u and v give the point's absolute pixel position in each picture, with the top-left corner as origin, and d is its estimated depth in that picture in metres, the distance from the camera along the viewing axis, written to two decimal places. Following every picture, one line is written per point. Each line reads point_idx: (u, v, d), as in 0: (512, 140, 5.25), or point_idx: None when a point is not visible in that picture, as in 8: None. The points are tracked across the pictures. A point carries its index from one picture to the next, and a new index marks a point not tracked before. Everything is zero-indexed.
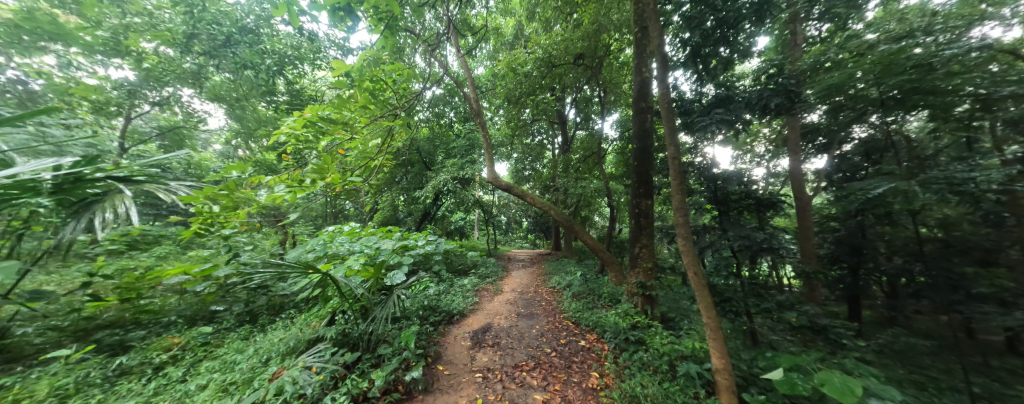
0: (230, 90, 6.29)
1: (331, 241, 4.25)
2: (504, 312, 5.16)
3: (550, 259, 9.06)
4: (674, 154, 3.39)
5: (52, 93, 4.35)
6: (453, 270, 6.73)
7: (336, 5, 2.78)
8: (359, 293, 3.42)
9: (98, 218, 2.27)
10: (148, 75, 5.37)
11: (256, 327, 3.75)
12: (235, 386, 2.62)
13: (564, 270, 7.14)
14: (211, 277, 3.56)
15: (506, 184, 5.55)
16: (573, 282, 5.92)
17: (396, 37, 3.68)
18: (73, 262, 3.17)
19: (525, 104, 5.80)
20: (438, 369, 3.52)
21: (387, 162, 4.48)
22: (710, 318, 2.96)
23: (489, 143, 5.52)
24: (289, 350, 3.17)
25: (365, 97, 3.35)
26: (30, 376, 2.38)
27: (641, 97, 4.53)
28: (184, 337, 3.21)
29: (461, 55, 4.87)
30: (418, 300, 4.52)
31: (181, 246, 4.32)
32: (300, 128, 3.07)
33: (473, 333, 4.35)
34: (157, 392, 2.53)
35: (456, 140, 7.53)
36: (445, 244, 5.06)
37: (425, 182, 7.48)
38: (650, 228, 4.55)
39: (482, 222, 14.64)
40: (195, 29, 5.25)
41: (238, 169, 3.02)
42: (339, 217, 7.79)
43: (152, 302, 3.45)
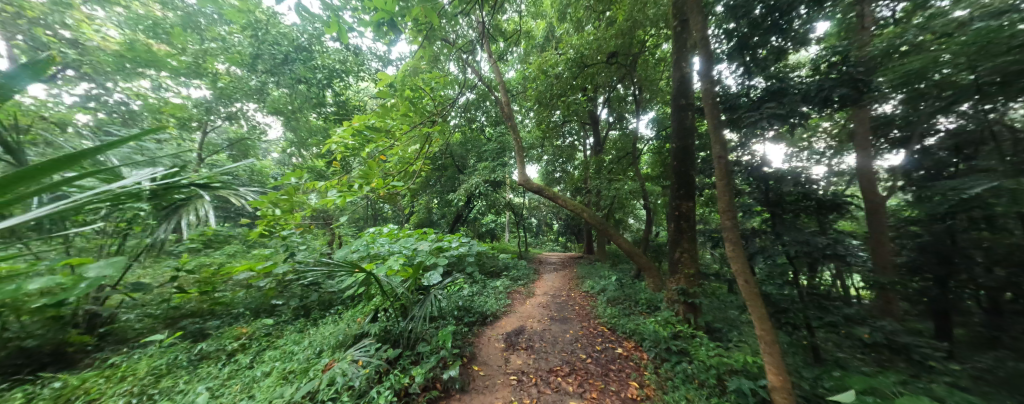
0: (288, 103, 6.65)
1: (373, 242, 4.51)
2: (537, 315, 5.12)
3: (582, 263, 8.85)
4: (720, 152, 3.21)
5: (147, 112, 5.05)
6: (485, 271, 6.82)
7: (380, 21, 3.09)
8: (399, 292, 3.57)
9: (184, 220, 2.80)
10: (222, 93, 6.11)
11: (309, 320, 4.03)
12: (294, 375, 2.88)
13: (597, 274, 6.95)
14: (272, 274, 3.93)
15: (537, 186, 5.50)
16: (608, 287, 5.72)
17: (433, 46, 3.88)
18: (164, 258, 3.65)
19: (556, 106, 5.69)
20: (474, 370, 3.58)
21: (424, 166, 4.68)
22: (764, 330, 2.74)
23: (520, 146, 5.51)
24: (338, 344, 3.39)
25: (405, 105, 3.69)
26: (133, 356, 2.78)
27: (680, 92, 4.31)
28: (251, 328, 3.56)
29: (492, 59, 4.90)
30: (453, 301, 4.62)
31: (246, 246, 4.79)
32: (349, 137, 3.42)
33: (506, 336, 4.37)
34: (231, 376, 2.84)
35: (487, 144, 7.59)
36: (477, 246, 5.13)
37: (458, 186, 7.60)
38: (693, 232, 4.29)
39: (512, 225, 14.63)
40: (259, 50, 5.97)
41: (295, 176, 3.33)
42: (379, 219, 8.17)
43: (225, 294, 3.85)
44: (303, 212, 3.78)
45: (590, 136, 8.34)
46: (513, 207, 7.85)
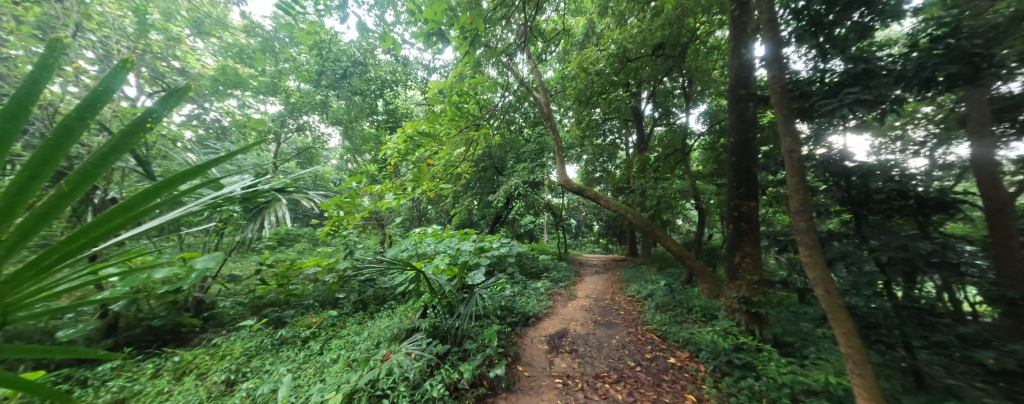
0: (344, 114, 7.28)
1: (421, 242, 4.77)
2: (580, 318, 5.03)
3: (625, 265, 8.49)
4: (791, 146, 2.88)
5: (235, 127, 5.90)
6: (525, 272, 6.84)
7: (429, 31, 3.43)
8: (446, 290, 3.70)
9: (267, 220, 3.27)
10: (292, 107, 6.91)
11: (367, 313, 4.34)
12: (358, 362, 3.16)
13: (642, 278, 6.61)
14: (334, 269, 4.32)
15: (577, 186, 5.36)
16: (655, 292, 5.42)
17: (476, 51, 3.98)
18: (250, 254, 4.20)
19: (597, 104, 5.50)
20: (518, 370, 3.61)
21: (467, 168, 4.83)
22: (851, 348, 2.43)
23: (560, 146, 5.42)
24: (393, 337, 3.62)
25: (452, 111, 3.85)
26: (230, 338, 3.29)
27: (739, 82, 3.98)
28: (319, 318, 3.93)
29: (531, 60, 4.88)
30: (496, 300, 4.70)
31: (313, 243, 5.32)
32: (402, 143, 3.72)
33: (549, 337, 4.33)
34: (305, 360, 3.20)
35: (526, 144, 7.59)
36: (518, 247, 5.17)
37: (497, 187, 7.68)
38: (756, 234, 3.92)
39: (550, 225, 14.49)
40: (324, 67, 6.53)
41: (355, 180, 3.68)
42: (423, 219, 8.58)
43: (297, 287, 4.30)
44: (361, 213, 4.13)
45: (633, 133, 7.99)
46: (552, 208, 7.79)
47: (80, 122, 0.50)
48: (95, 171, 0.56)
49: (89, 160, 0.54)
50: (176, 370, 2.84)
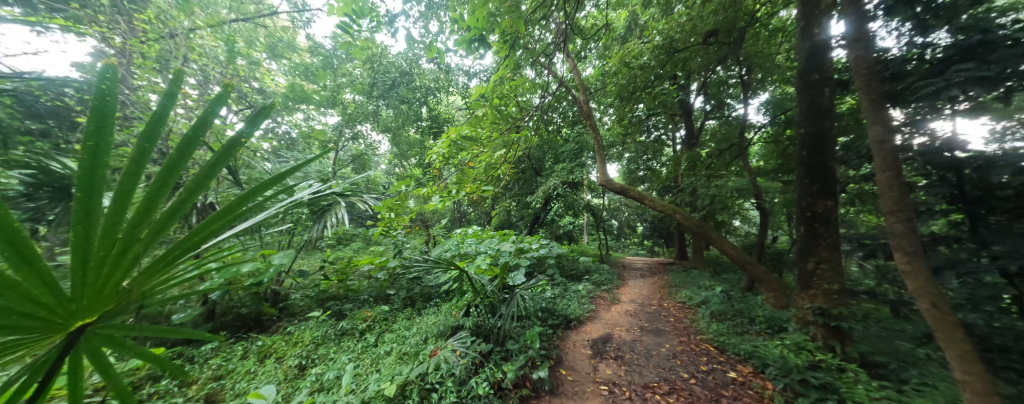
0: (393, 122, 7.81)
1: (463, 242, 4.94)
2: (626, 323, 4.83)
3: (672, 270, 7.97)
4: (880, 135, 2.47)
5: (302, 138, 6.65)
6: (565, 274, 6.74)
7: (471, 38, 3.54)
8: (488, 290, 3.75)
9: (331, 221, 3.66)
10: (349, 117, 7.58)
11: (416, 309, 4.58)
12: (409, 355, 3.36)
13: (693, 284, 6.16)
14: (386, 267, 4.62)
15: (620, 186, 5.13)
16: (709, 299, 5.02)
17: (516, 53, 4.01)
18: (315, 252, 4.67)
19: (640, 99, 5.25)
20: (561, 373, 3.55)
21: (507, 170, 4.89)
22: (970, 375, 2.06)
23: (600, 145, 5.23)
24: (439, 333, 3.78)
25: (493, 114, 3.92)
26: (301, 327, 3.69)
27: (812, 66, 3.59)
28: (373, 312, 4.23)
29: (570, 59, 4.80)
30: (537, 301, 4.68)
31: (367, 242, 5.76)
32: (447, 147, 3.88)
33: (592, 342, 4.21)
34: (363, 350, 3.48)
35: (564, 144, 7.49)
36: (558, 248, 5.11)
37: (536, 188, 7.67)
38: (835, 238, 3.45)
39: (590, 226, 14.12)
40: (376, 80, 7.08)
41: (404, 184, 3.93)
42: (464, 221, 8.85)
43: (355, 283, 4.68)
44: (409, 215, 4.38)
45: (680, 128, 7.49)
46: (592, 208, 7.60)
47: (192, 142, 0.68)
48: (205, 180, 0.76)
49: (198, 172, 0.74)
50: (260, 353, 3.26)
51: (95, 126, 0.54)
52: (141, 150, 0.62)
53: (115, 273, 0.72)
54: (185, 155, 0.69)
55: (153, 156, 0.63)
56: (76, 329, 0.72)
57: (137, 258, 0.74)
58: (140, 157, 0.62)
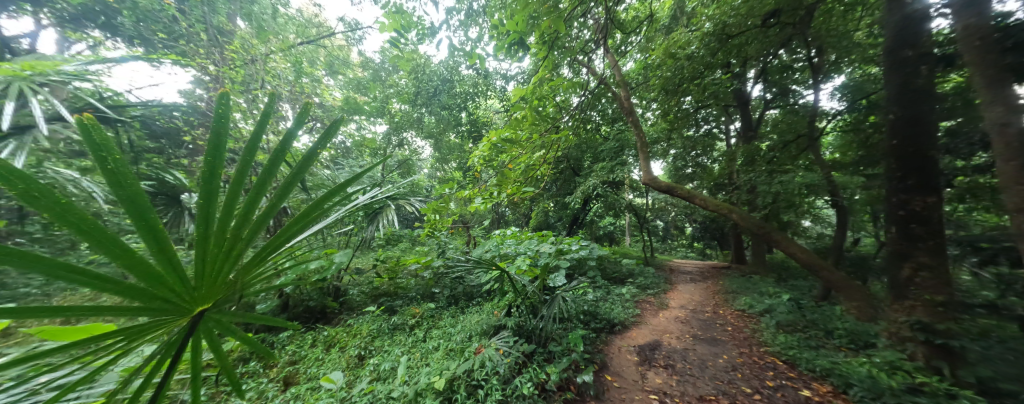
0: (434, 127, 8.16)
1: (503, 243, 5.02)
2: (676, 331, 4.56)
3: (727, 275, 7.34)
4: (999, 117, 2.06)
5: (355, 147, 7.24)
6: (607, 276, 6.52)
7: (511, 42, 3.57)
8: (529, 291, 3.75)
9: (383, 222, 3.96)
10: (396, 125, 8.09)
11: (459, 308, 4.73)
12: (455, 351, 3.49)
13: (752, 290, 5.62)
14: (431, 267, 4.85)
15: (666, 184, 4.84)
16: (774, 308, 4.54)
17: (555, 53, 3.97)
18: (369, 251, 5.05)
19: (687, 91, 4.92)
20: (607, 379, 3.44)
21: (546, 171, 4.86)
22: None
23: (644, 141, 4.97)
24: (483, 332, 3.87)
25: (533, 116, 3.92)
26: (359, 321, 4.03)
27: (907, 41, 3.09)
28: (420, 309, 4.47)
29: (609, 55, 4.64)
30: (579, 304, 4.59)
31: (413, 243, 6.08)
32: (488, 150, 3.97)
33: (639, 348, 4.03)
34: (413, 345, 3.69)
35: (604, 142, 7.26)
36: (599, 250, 4.97)
37: (574, 188, 7.53)
38: (939, 240, 2.91)
39: (631, 227, 13.50)
40: (420, 88, 7.47)
41: (448, 187, 4.09)
42: (502, 222, 8.96)
43: (404, 280, 4.97)
44: (451, 217, 4.54)
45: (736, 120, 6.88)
46: (634, 208, 7.29)
47: (275, 161, 0.90)
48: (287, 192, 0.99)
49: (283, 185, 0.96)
50: (326, 342, 3.62)
51: (215, 148, 0.76)
52: (245, 170, 0.85)
53: (223, 267, 0.98)
54: (272, 169, 0.90)
55: (249, 171, 0.86)
56: (196, 314, 0.99)
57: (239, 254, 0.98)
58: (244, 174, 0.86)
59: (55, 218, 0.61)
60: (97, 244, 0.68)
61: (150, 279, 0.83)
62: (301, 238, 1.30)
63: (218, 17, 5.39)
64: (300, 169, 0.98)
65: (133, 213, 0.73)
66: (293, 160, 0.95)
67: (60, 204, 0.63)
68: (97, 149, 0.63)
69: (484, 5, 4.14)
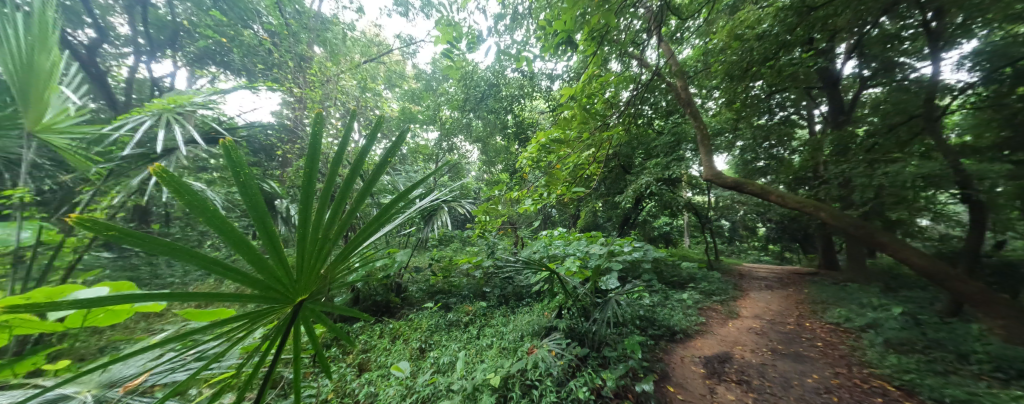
0: (481, 131, 8.38)
1: (551, 244, 4.98)
2: (750, 344, 4.11)
3: (812, 284, 6.37)
4: None
5: (410, 153, 7.77)
6: (664, 280, 6.11)
7: (558, 41, 3.51)
8: (580, 293, 3.65)
9: (437, 223, 4.21)
10: (446, 131, 8.49)
11: (509, 307, 4.80)
12: (509, 350, 3.56)
13: (848, 302, 4.79)
14: (482, 266, 5.01)
15: (732, 180, 4.36)
16: (881, 323, 3.82)
17: (604, 48, 3.84)
18: (425, 251, 5.39)
19: (756, 76, 4.40)
20: (669, 391, 3.20)
21: (596, 170, 4.70)
22: None
23: (705, 133, 4.53)
24: (534, 332, 3.88)
25: (582, 114, 3.80)
26: (417, 317, 4.32)
27: None
28: (473, 308, 4.64)
29: (664, 43, 4.34)
30: (634, 308, 4.36)
31: (465, 243, 6.34)
32: (536, 151, 3.98)
33: (706, 360, 3.70)
34: (468, 341, 3.85)
35: (657, 137, 6.82)
36: (655, 251, 4.68)
37: (624, 187, 7.20)
38: None
39: (689, 227, 12.45)
40: (468, 94, 7.74)
41: (498, 189, 4.20)
42: (549, 223, 8.92)
43: (457, 279, 5.19)
44: (501, 218, 4.63)
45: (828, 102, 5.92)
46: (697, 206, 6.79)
47: (355, 171, 1.03)
48: (363, 198, 1.12)
49: (360, 192, 1.09)
50: (391, 334, 3.96)
51: (310, 162, 0.91)
52: (332, 180, 1.00)
53: (315, 263, 1.14)
54: (352, 177, 1.04)
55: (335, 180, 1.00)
56: (295, 304, 1.16)
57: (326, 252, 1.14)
58: (331, 183, 1.01)
59: (206, 218, 0.81)
60: (229, 241, 0.86)
61: (267, 272, 1.00)
62: (374, 239, 1.45)
63: (300, 46, 6.22)
64: (374, 178, 1.09)
65: (255, 216, 0.90)
66: (370, 170, 1.06)
67: (209, 208, 0.83)
68: (233, 165, 0.83)
69: (530, 7, 4.16)
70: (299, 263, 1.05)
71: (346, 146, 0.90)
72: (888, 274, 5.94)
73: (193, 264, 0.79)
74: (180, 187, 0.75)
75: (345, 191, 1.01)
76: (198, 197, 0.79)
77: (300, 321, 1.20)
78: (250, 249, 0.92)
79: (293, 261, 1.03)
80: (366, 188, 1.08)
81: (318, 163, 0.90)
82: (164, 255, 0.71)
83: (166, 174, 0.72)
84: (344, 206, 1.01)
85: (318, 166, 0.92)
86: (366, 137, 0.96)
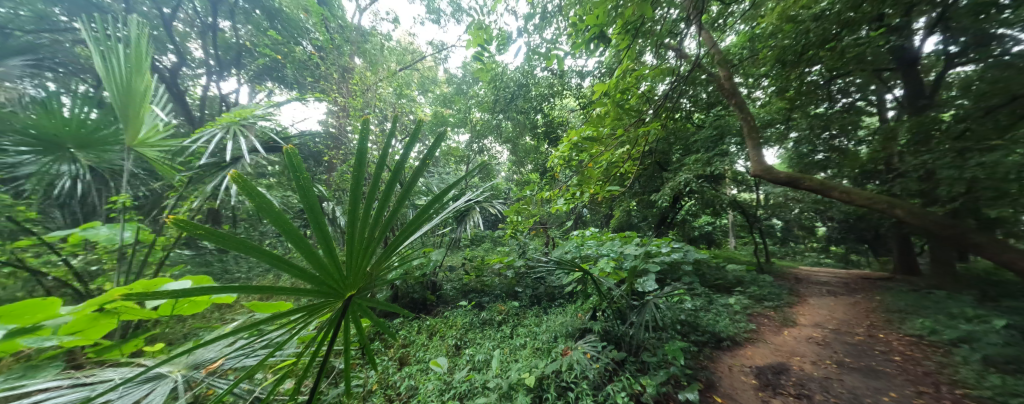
0: (511, 132, 8.39)
1: (583, 245, 4.88)
2: (811, 355, 3.77)
3: (886, 291, 5.62)
4: None
5: (442, 155, 8.01)
6: (706, 283, 5.75)
7: (590, 37, 3.44)
8: (615, 295, 3.53)
9: (470, 222, 4.31)
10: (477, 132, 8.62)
11: (542, 308, 4.77)
12: (543, 351, 3.54)
13: (933, 312, 4.17)
14: (514, 266, 5.04)
15: (784, 176, 3.99)
16: (977, 338, 3.28)
17: (640, 41, 3.70)
18: (459, 251, 5.53)
19: (812, 60, 3.99)
20: (717, 401, 2.99)
21: (632, 167, 4.53)
22: None
23: (751, 125, 4.20)
24: (568, 334, 3.83)
25: (616, 111, 3.68)
26: (452, 315, 4.45)
27: None
28: (506, 307, 4.68)
29: (705, 31, 4.09)
30: (675, 312, 4.14)
31: (496, 243, 6.40)
32: (568, 150, 3.93)
33: (759, 371, 3.42)
34: (502, 340, 3.89)
35: (696, 132, 6.45)
36: (696, 253, 4.41)
37: (661, 185, 6.88)
38: None
39: (734, 227, 11.57)
40: (498, 95, 7.77)
41: (530, 189, 4.20)
42: (581, 223, 8.77)
43: (489, 278, 5.26)
44: (533, 218, 4.62)
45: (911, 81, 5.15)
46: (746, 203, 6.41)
47: (396, 174, 1.08)
48: (404, 199, 1.17)
49: (402, 193, 1.14)
50: (428, 331, 4.11)
51: (357, 167, 0.97)
52: (376, 182, 1.05)
53: (362, 261, 1.20)
54: (394, 179, 1.08)
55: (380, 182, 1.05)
56: (346, 299, 1.24)
57: (371, 251, 1.20)
58: (376, 185, 1.06)
59: (271, 220, 0.88)
60: (290, 240, 0.94)
61: (322, 268, 1.08)
62: (415, 238, 1.51)
63: (342, 58, 6.65)
64: (411, 184, 1.15)
65: (312, 217, 0.98)
66: (409, 172, 1.10)
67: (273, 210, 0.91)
68: (293, 170, 0.90)
69: (560, 5, 4.11)
70: (350, 261, 1.12)
71: (388, 152, 0.96)
72: (986, 281, 5.08)
73: (262, 261, 0.87)
74: (250, 190, 0.83)
75: (389, 192, 1.06)
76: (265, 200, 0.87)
77: (350, 316, 1.27)
78: (307, 247, 0.99)
79: (344, 259, 1.10)
80: (407, 190, 1.14)
81: (365, 169, 0.96)
82: (239, 253, 0.79)
83: (240, 180, 0.80)
84: (386, 206, 1.06)
85: (364, 171, 0.97)
86: (406, 142, 1.01)
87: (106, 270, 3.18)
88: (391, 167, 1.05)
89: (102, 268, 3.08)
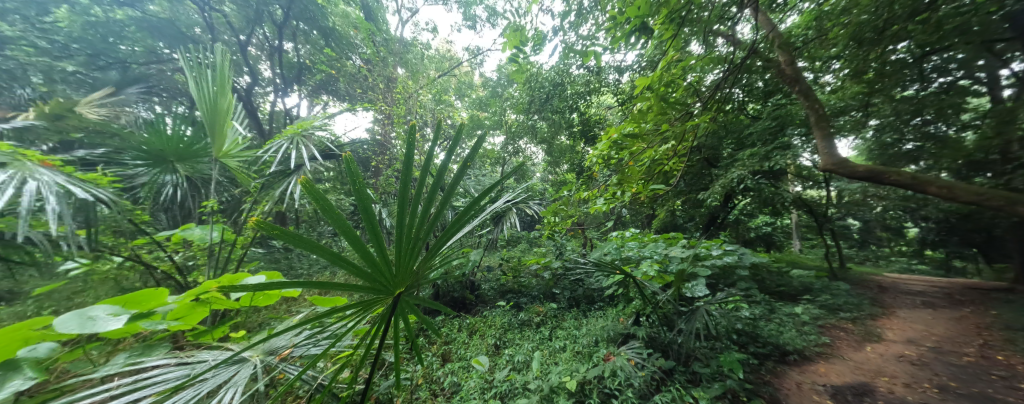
0: (546, 132, 8.29)
1: (623, 246, 4.69)
2: (902, 376, 3.26)
3: (1003, 305, 4.66)
4: None
5: (478, 158, 8.18)
6: (764, 289, 5.24)
7: (631, 30, 3.30)
8: (661, 300, 3.34)
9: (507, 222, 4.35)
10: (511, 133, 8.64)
11: (580, 311, 4.67)
12: (583, 354, 3.47)
13: None
14: (551, 267, 4.99)
15: (859, 169, 3.51)
16: None
17: (686, 31, 3.48)
18: (497, 251, 5.61)
19: (895, 36, 3.47)
20: None
21: (677, 164, 4.27)
22: None
23: (818, 113, 3.77)
24: (610, 338, 3.70)
25: (660, 106, 3.50)
26: (490, 315, 4.53)
27: None
28: (544, 309, 4.66)
29: (761, 14, 3.75)
30: (730, 320, 3.82)
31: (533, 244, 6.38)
32: (608, 148, 3.82)
33: (834, 390, 3.03)
34: (541, 341, 3.87)
35: (751, 124, 5.91)
36: (753, 256, 4.02)
37: (709, 183, 6.41)
38: None
39: (796, 227, 10.37)
40: (532, 96, 7.73)
41: (568, 189, 4.14)
42: (620, 223, 8.45)
43: (527, 279, 5.26)
44: (571, 218, 4.55)
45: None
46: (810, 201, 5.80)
47: (438, 177, 1.12)
48: (446, 200, 1.20)
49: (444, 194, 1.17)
50: (469, 329, 4.23)
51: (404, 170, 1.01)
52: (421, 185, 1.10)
53: (408, 260, 1.25)
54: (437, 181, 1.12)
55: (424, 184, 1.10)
56: (395, 296, 1.28)
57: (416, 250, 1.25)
58: (420, 187, 1.11)
59: (331, 219, 0.96)
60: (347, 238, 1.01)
61: (373, 265, 1.13)
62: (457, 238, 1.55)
63: (387, 69, 7.06)
64: (452, 187, 1.19)
65: (365, 217, 1.04)
66: (450, 175, 1.13)
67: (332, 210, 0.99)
68: (350, 174, 0.97)
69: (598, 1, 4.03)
70: (398, 259, 1.17)
71: (432, 156, 0.99)
72: None
73: (324, 257, 0.95)
74: (314, 193, 0.91)
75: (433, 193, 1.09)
76: (326, 201, 0.95)
77: (398, 312, 1.33)
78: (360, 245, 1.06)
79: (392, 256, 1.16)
80: (450, 190, 1.18)
81: (411, 174, 1.00)
82: (304, 250, 0.87)
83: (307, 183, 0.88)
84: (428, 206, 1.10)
85: (411, 175, 1.02)
86: (449, 146, 1.03)
87: (198, 265, 3.68)
88: (434, 170, 1.08)
89: (195, 263, 3.59)
